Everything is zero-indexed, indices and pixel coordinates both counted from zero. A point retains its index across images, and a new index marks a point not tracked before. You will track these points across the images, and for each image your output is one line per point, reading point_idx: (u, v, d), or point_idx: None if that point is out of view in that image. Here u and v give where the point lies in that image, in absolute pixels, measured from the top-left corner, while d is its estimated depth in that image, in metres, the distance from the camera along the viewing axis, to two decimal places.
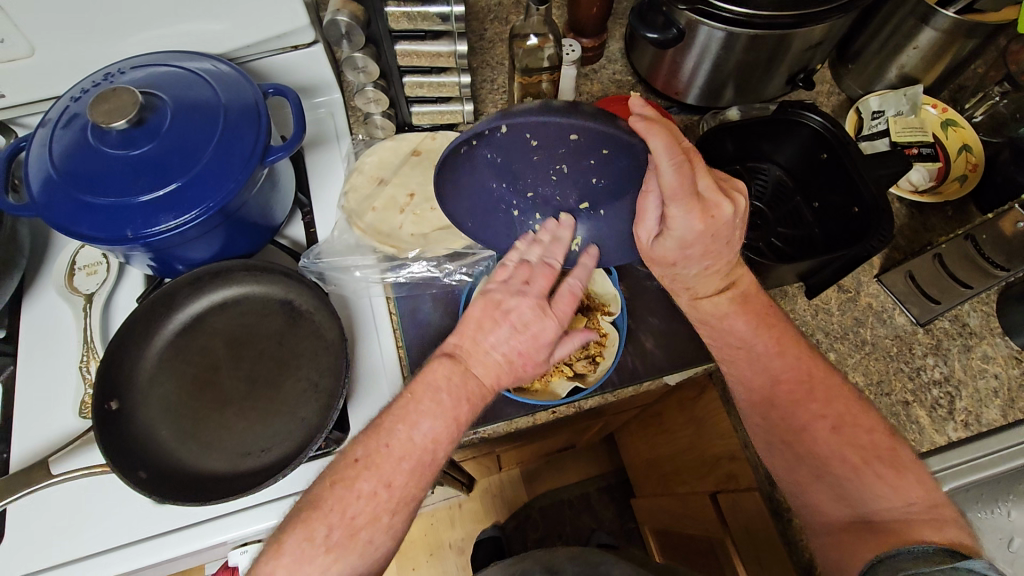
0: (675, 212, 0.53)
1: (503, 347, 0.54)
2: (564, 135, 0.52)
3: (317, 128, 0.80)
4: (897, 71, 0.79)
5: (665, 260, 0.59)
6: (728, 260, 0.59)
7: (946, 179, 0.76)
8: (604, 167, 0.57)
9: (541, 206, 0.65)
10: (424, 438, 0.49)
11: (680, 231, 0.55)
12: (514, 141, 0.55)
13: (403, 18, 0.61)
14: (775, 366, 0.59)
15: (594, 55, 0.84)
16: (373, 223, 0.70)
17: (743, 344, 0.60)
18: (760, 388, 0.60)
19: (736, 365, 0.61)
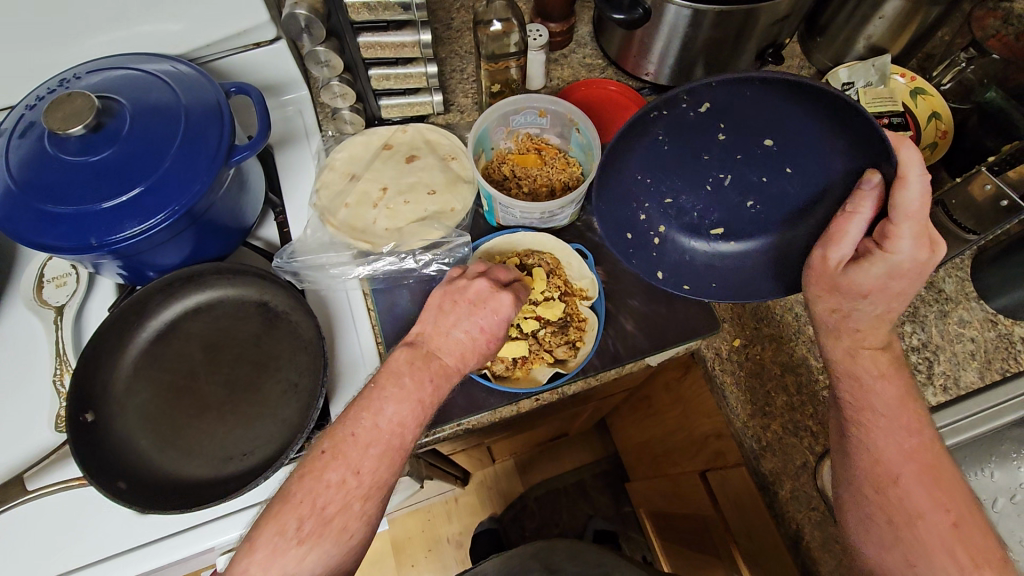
0: (904, 232, 0.48)
1: (469, 327, 0.54)
2: (758, 134, 0.60)
3: (285, 127, 0.79)
4: (865, 42, 0.79)
5: (847, 292, 0.52)
6: (894, 314, 0.54)
7: (918, 147, 0.76)
8: (774, 185, 0.61)
9: (673, 216, 0.64)
10: (389, 423, 0.50)
11: (897, 258, 0.49)
12: (704, 123, 0.61)
13: (363, 9, 0.60)
14: (908, 445, 0.53)
15: (563, 40, 0.83)
16: (347, 220, 0.69)
17: (878, 412, 0.54)
18: (884, 468, 0.53)
19: (871, 434, 0.54)
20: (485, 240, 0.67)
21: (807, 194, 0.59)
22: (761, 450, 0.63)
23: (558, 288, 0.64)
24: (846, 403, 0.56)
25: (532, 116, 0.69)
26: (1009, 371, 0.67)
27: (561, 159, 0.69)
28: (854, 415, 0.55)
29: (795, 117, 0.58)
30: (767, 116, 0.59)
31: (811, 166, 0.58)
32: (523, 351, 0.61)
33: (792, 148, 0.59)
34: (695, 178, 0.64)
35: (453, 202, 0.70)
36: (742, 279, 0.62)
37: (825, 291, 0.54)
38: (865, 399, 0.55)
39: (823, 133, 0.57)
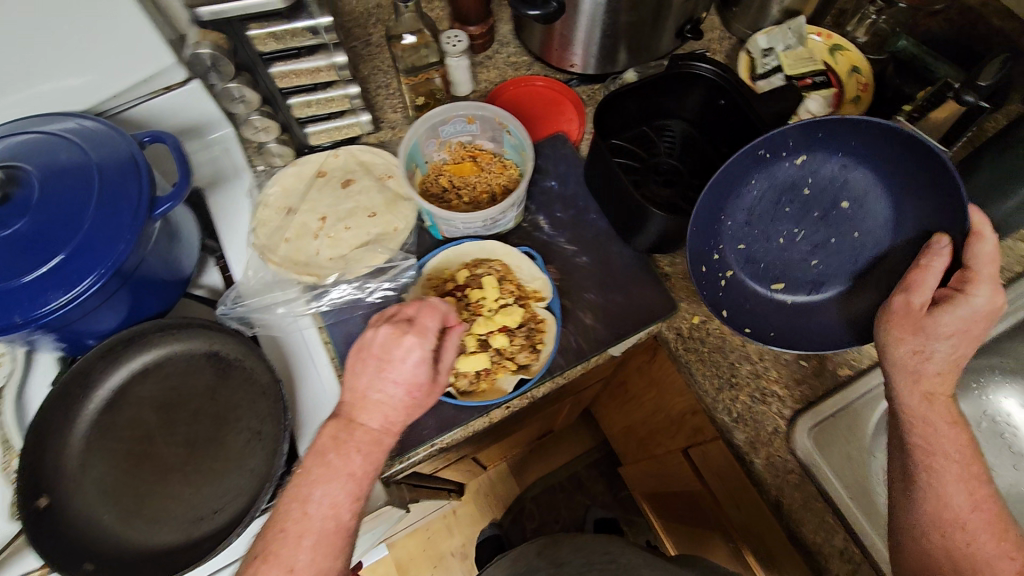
0: (982, 278, 0.49)
1: (381, 386, 0.53)
2: (837, 196, 0.59)
3: (214, 168, 0.76)
4: (779, 7, 0.80)
5: (932, 333, 0.49)
6: (961, 356, 0.50)
7: (842, 102, 0.77)
8: (840, 248, 0.61)
9: (742, 262, 0.64)
10: (321, 508, 0.49)
11: (978, 305, 0.48)
12: (794, 179, 0.60)
13: (269, 39, 0.59)
14: (973, 491, 0.49)
15: (486, 42, 0.83)
16: (287, 255, 0.67)
17: (953, 457, 0.50)
18: (950, 512, 0.49)
19: (939, 479, 0.50)
20: (435, 254, 0.65)
21: (870, 260, 0.59)
22: (733, 422, 0.63)
23: (512, 294, 0.63)
24: (919, 447, 0.51)
25: (461, 124, 0.68)
26: None
27: (498, 163, 0.69)
28: (923, 459, 0.50)
29: (884, 183, 0.57)
30: (851, 179, 0.59)
31: (883, 235, 0.58)
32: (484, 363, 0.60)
33: (869, 215, 0.58)
34: (768, 229, 0.62)
35: (395, 221, 0.69)
36: (803, 333, 0.62)
37: (907, 329, 0.50)
38: (931, 443, 0.50)
39: (902, 202, 0.56)
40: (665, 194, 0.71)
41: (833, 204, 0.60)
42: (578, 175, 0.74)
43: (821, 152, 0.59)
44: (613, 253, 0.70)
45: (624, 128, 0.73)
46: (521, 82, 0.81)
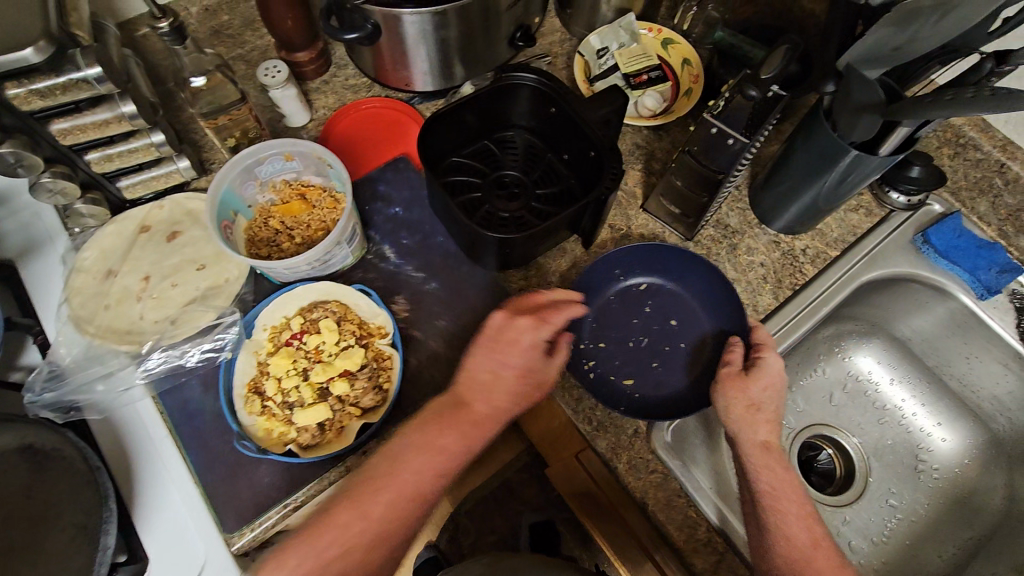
0: (770, 349, 0.61)
1: (498, 367, 0.58)
2: (666, 315, 0.69)
3: (26, 235, 0.69)
4: (608, 6, 0.80)
5: (751, 388, 0.59)
6: (776, 410, 0.60)
7: (677, 95, 0.78)
8: (674, 354, 0.67)
9: (603, 358, 0.66)
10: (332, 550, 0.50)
11: (772, 369, 0.60)
12: (627, 296, 0.69)
13: (33, 97, 0.53)
14: (813, 528, 0.55)
15: (318, 67, 0.79)
16: (106, 324, 0.62)
17: (795, 497, 0.57)
18: (800, 543, 0.54)
19: (785, 517, 0.55)
20: (268, 302, 0.61)
21: (700, 365, 0.66)
22: (595, 431, 0.63)
23: (354, 334, 0.61)
24: (771, 491, 0.56)
25: (280, 162, 0.64)
26: (798, 284, 0.72)
27: (328, 198, 0.65)
28: (772, 502, 0.56)
29: (699, 306, 0.68)
30: (678, 302, 0.69)
31: (701, 345, 0.67)
32: (327, 415, 0.57)
33: (691, 332, 0.67)
34: (621, 335, 0.67)
35: (227, 270, 0.65)
36: (666, 407, 0.63)
37: (734, 394, 0.59)
38: (773, 486, 0.57)
39: (716, 317, 0.67)
40: (509, 207, 0.70)
41: (664, 322, 0.68)
42: (423, 198, 0.72)
43: (655, 278, 0.70)
44: (463, 275, 0.68)
45: (458, 144, 0.72)
46: (357, 105, 0.78)
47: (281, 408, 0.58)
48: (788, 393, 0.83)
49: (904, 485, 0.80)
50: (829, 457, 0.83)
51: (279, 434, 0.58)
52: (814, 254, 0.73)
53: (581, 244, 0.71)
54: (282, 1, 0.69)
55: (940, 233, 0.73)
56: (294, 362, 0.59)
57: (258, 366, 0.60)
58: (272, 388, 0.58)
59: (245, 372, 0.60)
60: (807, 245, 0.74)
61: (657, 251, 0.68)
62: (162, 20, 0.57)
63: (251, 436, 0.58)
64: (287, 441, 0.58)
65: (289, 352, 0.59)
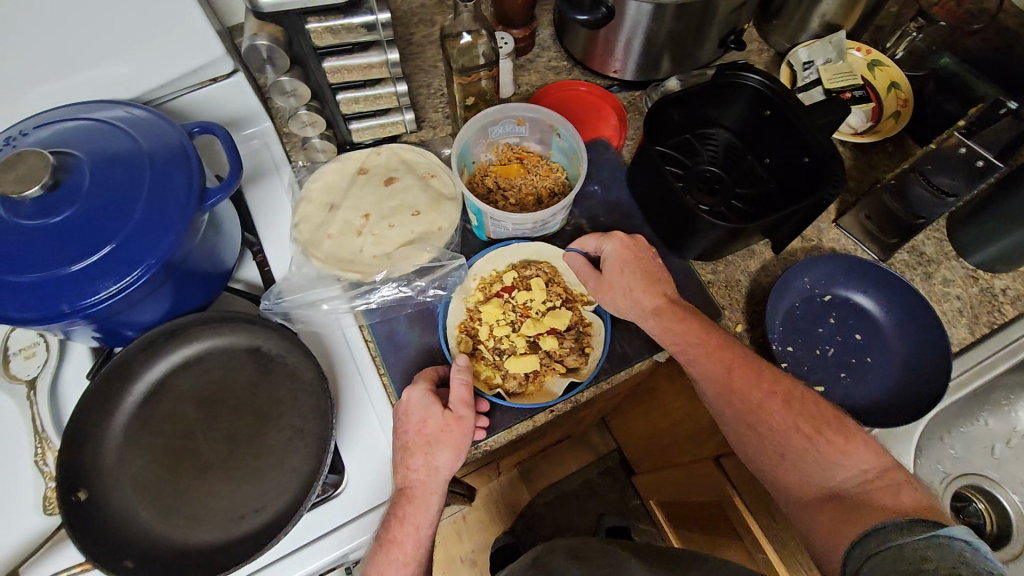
0: (599, 238, 0.65)
1: (405, 441, 0.57)
2: (852, 328, 0.68)
3: (253, 162, 0.75)
4: (820, 21, 0.81)
5: (615, 279, 0.63)
6: (646, 282, 0.63)
7: (881, 118, 0.77)
8: (860, 368, 0.66)
9: (793, 364, 0.66)
10: (422, 472, 0.56)
11: (607, 257, 0.65)
12: (812, 305, 0.69)
13: (325, 33, 0.58)
14: (770, 396, 0.58)
15: (527, 45, 0.83)
16: (332, 252, 0.66)
17: (767, 382, 0.59)
18: (755, 403, 0.58)
19: (742, 402, 0.59)
20: (486, 255, 0.67)
21: (888, 382, 0.65)
22: None
23: (560, 297, 0.66)
24: (711, 383, 0.60)
25: (511, 126, 0.68)
26: (996, 323, 0.70)
27: (545, 166, 0.69)
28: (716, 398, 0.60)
29: (888, 323, 0.67)
30: (866, 318, 0.68)
31: (890, 362, 0.65)
32: (536, 366, 0.61)
33: (879, 346, 0.66)
34: (807, 342, 0.67)
35: (440, 219, 0.68)
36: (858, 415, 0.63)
37: (609, 296, 0.63)
38: (731, 383, 0.59)
39: (906, 342, 0.66)
40: (709, 201, 0.71)
41: (849, 334, 0.67)
42: (621, 180, 0.75)
43: (847, 289, 0.69)
44: None
45: (666, 136, 0.74)
46: (561, 84, 0.81)
47: (489, 352, 0.63)
48: (945, 436, 0.81)
49: None
50: (981, 510, 0.79)
51: (487, 376, 0.62)
52: (1014, 295, 0.71)
53: (772, 248, 0.72)
54: None
55: None
56: (505, 313, 0.64)
57: (469, 312, 0.65)
58: (484, 333, 0.63)
59: (458, 315, 0.65)
60: (1007, 285, 0.72)
61: (853, 266, 0.68)
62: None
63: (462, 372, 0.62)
64: (493, 384, 0.61)
65: (501, 304, 0.64)
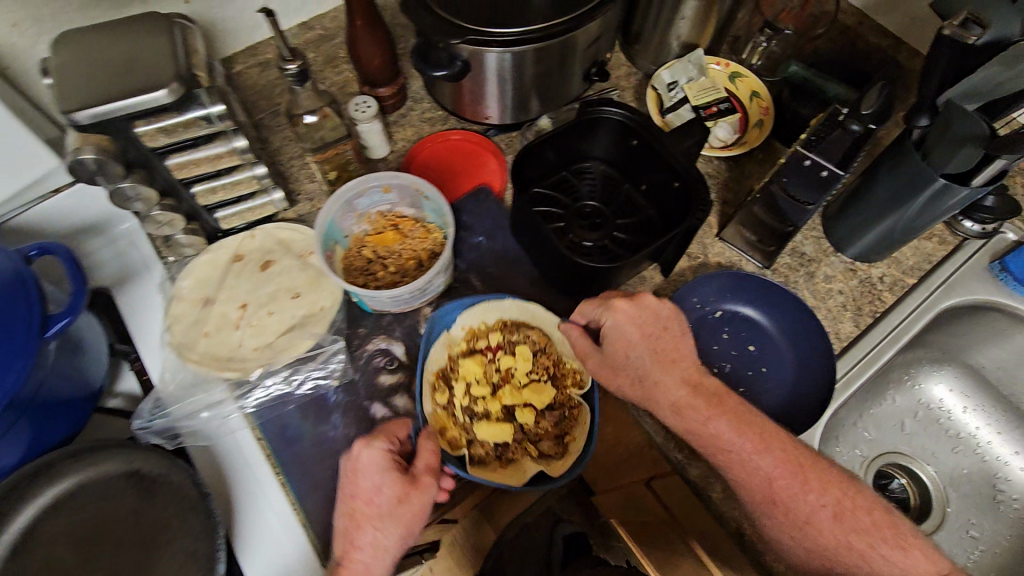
0: (600, 310, 0.60)
1: (365, 503, 0.54)
2: (745, 340, 0.69)
3: (121, 263, 0.71)
4: (677, 41, 0.82)
5: (624, 357, 0.59)
6: (660, 360, 0.57)
7: (748, 127, 0.80)
8: (758, 379, 0.67)
9: None
10: (365, 555, 0.52)
11: (614, 332, 0.59)
12: (705, 323, 0.70)
13: (159, 134, 0.55)
14: (820, 496, 0.52)
15: (397, 101, 0.81)
16: (208, 351, 0.64)
17: (810, 475, 0.52)
18: (803, 515, 0.51)
19: (782, 505, 0.52)
20: (470, 307, 0.66)
21: (783, 389, 0.66)
22: (686, 459, 0.65)
23: (547, 370, 0.65)
24: (752, 495, 0.53)
25: (378, 194, 0.66)
26: (878, 312, 0.72)
27: (421, 229, 0.67)
28: (756, 499, 0.53)
29: (776, 331, 0.69)
30: (756, 328, 0.69)
31: (783, 370, 0.67)
32: (506, 437, 0.62)
33: (772, 355, 0.68)
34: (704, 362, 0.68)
35: (321, 298, 0.67)
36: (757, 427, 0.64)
37: (610, 376, 0.60)
38: (770, 484, 0.52)
39: (796, 348, 0.67)
40: (592, 236, 0.72)
41: (744, 347, 0.69)
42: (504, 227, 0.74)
43: (736, 303, 0.70)
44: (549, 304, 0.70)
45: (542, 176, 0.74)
46: (437, 136, 0.80)
47: (461, 411, 0.63)
48: (858, 421, 0.84)
49: (985, 515, 0.80)
50: (903, 486, 0.83)
51: (454, 436, 0.62)
52: (891, 281, 0.74)
53: (661, 271, 0.72)
54: (372, 42, 0.73)
55: (1019, 260, 0.73)
56: (484, 372, 0.65)
57: (446, 365, 0.65)
58: (462, 391, 0.64)
59: (435, 362, 0.65)
60: (883, 272, 0.75)
61: (736, 281, 0.69)
62: (291, 62, 0.60)
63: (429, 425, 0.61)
64: (457, 449, 0.61)
65: (480, 361, 0.65)
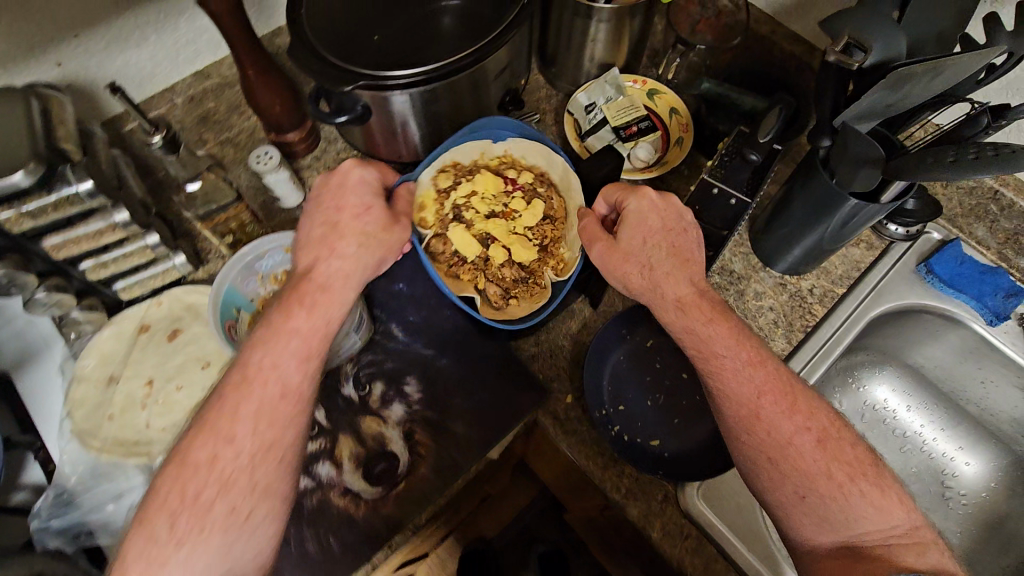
0: (628, 198, 0.58)
1: (331, 262, 0.54)
2: (677, 369, 0.68)
3: (20, 342, 0.66)
4: (593, 62, 0.80)
5: (638, 248, 0.57)
6: (680, 261, 0.56)
7: (669, 146, 0.78)
8: (694, 410, 0.65)
9: (626, 423, 0.64)
10: (301, 328, 0.52)
11: (637, 220, 0.57)
12: (636, 355, 0.68)
13: (25, 219, 0.52)
14: (811, 421, 0.51)
15: (308, 144, 0.78)
16: (111, 436, 0.61)
17: (800, 398, 0.53)
18: (786, 436, 0.51)
19: (769, 424, 0.51)
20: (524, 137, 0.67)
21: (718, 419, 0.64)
22: (625, 498, 0.62)
23: (546, 236, 0.66)
24: (736, 411, 0.52)
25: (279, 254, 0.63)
26: (810, 326, 0.72)
27: None
28: (743, 414, 0.52)
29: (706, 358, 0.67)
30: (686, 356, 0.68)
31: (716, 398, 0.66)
32: (471, 255, 0.65)
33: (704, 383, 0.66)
34: (638, 395, 0.66)
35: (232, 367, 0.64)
36: (694, 460, 0.62)
37: (616, 263, 0.57)
38: (760, 399, 0.52)
39: None
40: None
41: (677, 376, 0.67)
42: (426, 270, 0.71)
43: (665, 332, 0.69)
44: (475, 348, 0.68)
45: None
46: None
47: (451, 203, 0.66)
48: None
49: (938, 514, 0.79)
50: None
51: (431, 217, 0.66)
52: (821, 293, 0.74)
53: (590, 303, 0.70)
54: (269, 91, 0.69)
55: (943, 262, 0.73)
56: (497, 198, 0.67)
57: (472, 164, 0.68)
58: (466, 191, 0.66)
59: (469, 156, 0.67)
60: (813, 284, 0.74)
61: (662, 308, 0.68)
62: (156, 133, 0.59)
63: (416, 192, 0.65)
64: (421, 218, 0.65)
65: (497, 184, 0.67)
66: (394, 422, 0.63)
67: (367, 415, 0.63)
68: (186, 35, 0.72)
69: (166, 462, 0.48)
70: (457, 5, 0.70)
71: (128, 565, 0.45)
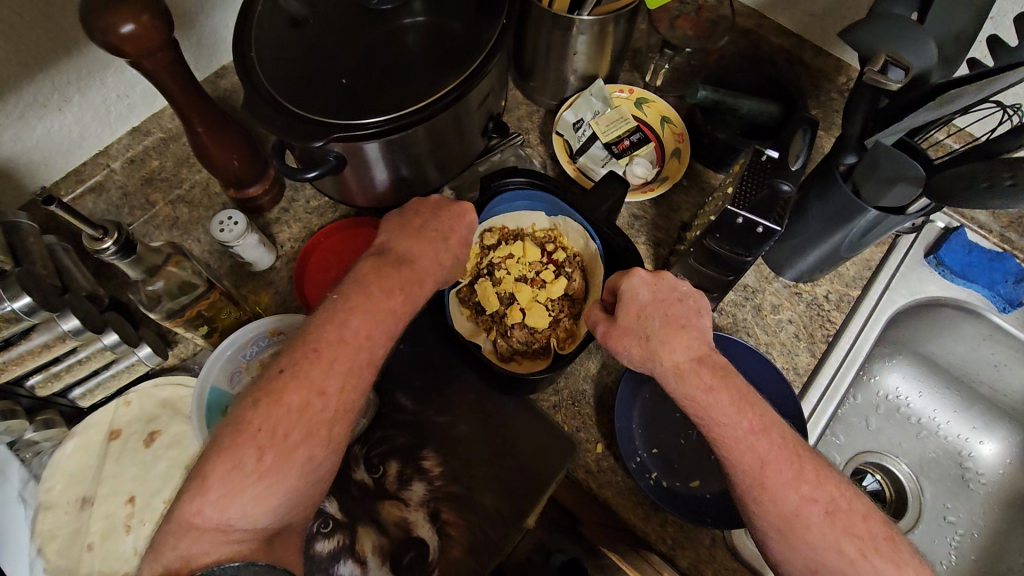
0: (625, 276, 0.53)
1: (425, 249, 0.51)
2: None
3: None
4: (575, 75, 0.74)
5: (633, 323, 0.51)
6: (682, 331, 0.51)
7: (666, 158, 0.74)
8: None
9: (664, 468, 0.60)
10: (356, 335, 0.46)
11: (632, 298, 0.52)
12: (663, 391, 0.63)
13: None
14: (819, 493, 0.46)
15: (274, 196, 0.69)
16: (96, 568, 0.54)
17: (807, 465, 0.47)
18: (793, 509, 0.46)
19: (775, 494, 0.46)
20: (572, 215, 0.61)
21: None
22: (672, 549, 0.59)
23: (565, 312, 0.62)
24: (739, 476, 0.47)
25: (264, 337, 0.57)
26: (831, 335, 0.70)
27: None
28: (748, 481, 0.47)
29: None
30: None
31: None
32: (490, 306, 0.61)
33: None
34: (670, 434, 0.62)
35: None
36: None
37: (618, 342, 0.52)
38: (765, 467, 0.46)
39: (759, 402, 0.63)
40: None
41: None
42: (427, 327, 0.65)
43: None
44: (492, 408, 0.62)
45: None
46: (328, 229, 0.68)
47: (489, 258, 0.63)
48: (828, 428, 0.79)
49: (960, 499, 0.79)
50: (878, 482, 0.80)
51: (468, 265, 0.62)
52: (837, 298, 0.71)
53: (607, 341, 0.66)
54: (221, 147, 0.60)
55: (952, 253, 0.73)
56: (535, 271, 0.62)
57: (521, 230, 0.64)
58: (506, 251, 0.62)
59: (515, 222, 0.63)
60: (828, 290, 0.72)
61: None
62: (104, 239, 0.47)
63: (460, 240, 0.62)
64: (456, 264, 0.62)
65: (537, 253, 0.62)
66: (417, 503, 0.58)
67: (385, 499, 0.58)
68: (116, 89, 0.62)
69: (251, 393, 0.44)
70: (422, 21, 0.61)
71: (210, 489, 0.40)
